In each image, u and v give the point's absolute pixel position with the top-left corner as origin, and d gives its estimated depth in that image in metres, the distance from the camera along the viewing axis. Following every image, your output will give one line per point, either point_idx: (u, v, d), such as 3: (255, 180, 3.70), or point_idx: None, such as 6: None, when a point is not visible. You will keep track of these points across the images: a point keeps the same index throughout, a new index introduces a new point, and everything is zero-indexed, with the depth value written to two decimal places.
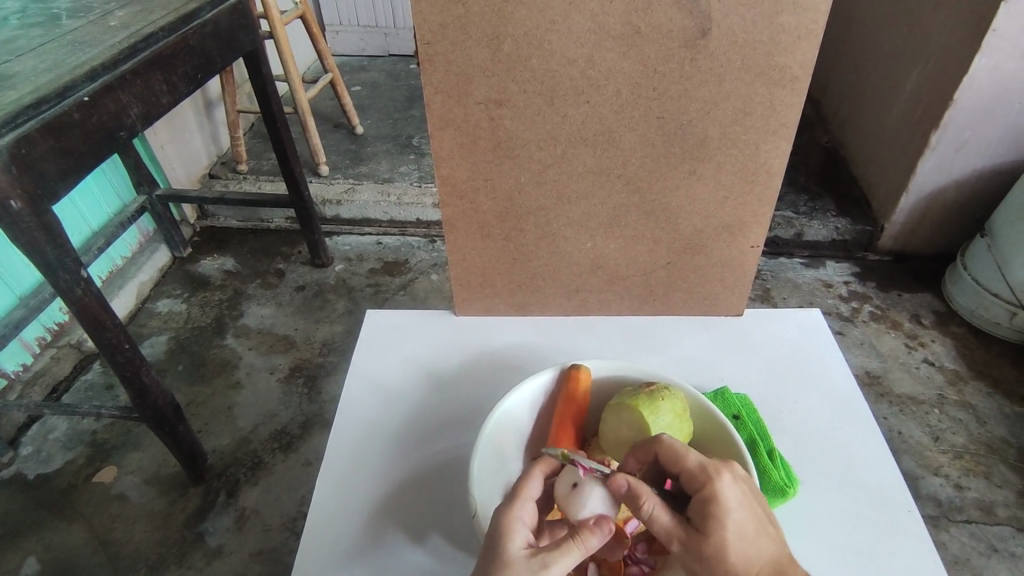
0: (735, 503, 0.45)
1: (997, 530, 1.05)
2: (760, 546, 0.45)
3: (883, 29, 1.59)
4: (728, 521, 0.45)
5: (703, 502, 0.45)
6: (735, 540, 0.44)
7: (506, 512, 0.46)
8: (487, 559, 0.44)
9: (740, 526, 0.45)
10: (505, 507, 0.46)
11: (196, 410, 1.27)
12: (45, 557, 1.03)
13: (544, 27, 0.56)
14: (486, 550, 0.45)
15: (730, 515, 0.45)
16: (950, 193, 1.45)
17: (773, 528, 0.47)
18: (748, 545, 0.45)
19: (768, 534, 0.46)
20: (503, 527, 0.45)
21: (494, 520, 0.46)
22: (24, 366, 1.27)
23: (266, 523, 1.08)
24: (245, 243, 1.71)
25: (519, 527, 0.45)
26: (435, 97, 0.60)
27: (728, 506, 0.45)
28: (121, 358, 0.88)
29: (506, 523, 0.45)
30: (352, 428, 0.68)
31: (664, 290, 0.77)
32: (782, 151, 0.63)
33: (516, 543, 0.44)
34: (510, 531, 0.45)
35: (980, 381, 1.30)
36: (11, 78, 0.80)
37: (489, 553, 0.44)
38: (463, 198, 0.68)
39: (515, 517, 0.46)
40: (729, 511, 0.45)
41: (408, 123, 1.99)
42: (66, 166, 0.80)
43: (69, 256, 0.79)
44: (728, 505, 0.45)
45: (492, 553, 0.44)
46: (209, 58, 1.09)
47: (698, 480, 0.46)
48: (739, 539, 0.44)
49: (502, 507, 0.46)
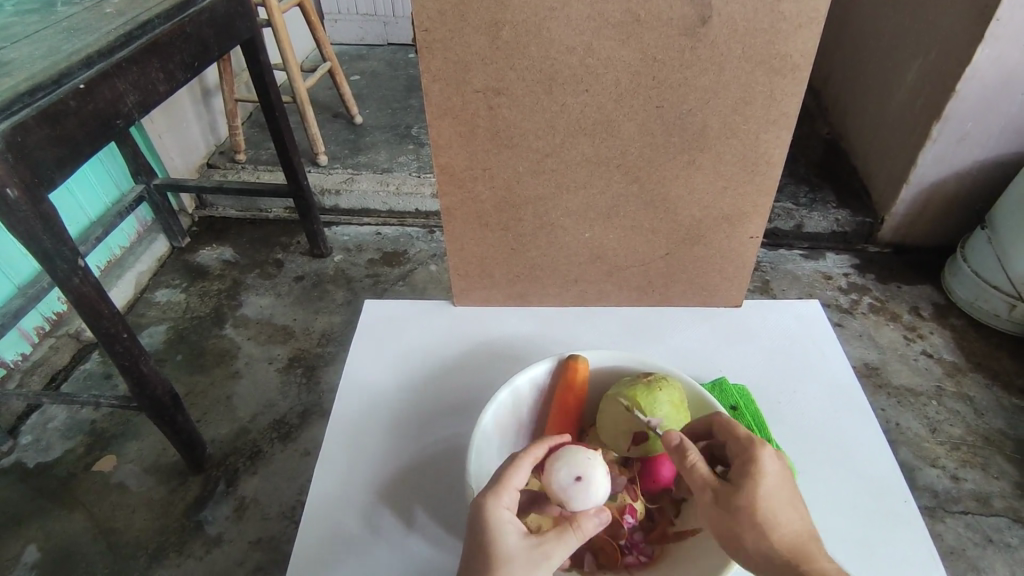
0: (773, 472, 0.47)
1: (993, 521, 1.06)
2: (792, 518, 0.46)
3: (886, 20, 1.58)
4: (765, 482, 0.46)
5: (743, 465, 0.47)
6: (767, 499, 0.45)
7: (492, 504, 0.45)
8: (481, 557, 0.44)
9: (775, 493, 0.46)
10: (490, 499, 0.46)
11: (195, 399, 1.27)
12: (45, 546, 1.03)
13: (542, 15, 0.55)
14: (473, 539, 0.45)
15: (769, 480, 0.46)
16: (951, 185, 1.44)
17: (804, 508, 0.47)
18: (783, 510, 0.45)
19: (802, 515, 0.46)
20: (492, 528, 0.44)
21: (479, 513, 0.45)
22: (23, 355, 1.26)
23: (265, 512, 1.09)
24: (243, 232, 1.71)
25: (507, 517, 0.45)
26: (433, 85, 0.60)
27: (765, 471, 0.47)
28: (119, 347, 0.88)
29: (495, 524, 0.44)
30: (352, 416, 0.68)
31: (662, 281, 0.77)
32: (782, 140, 0.62)
33: (510, 533, 0.44)
34: (501, 522, 0.45)
35: (979, 373, 1.30)
36: (6, 65, 0.80)
37: (479, 546, 0.44)
38: (461, 187, 0.68)
39: (503, 506, 0.46)
40: (766, 475, 0.46)
41: (407, 113, 1.98)
42: (62, 155, 0.79)
43: (66, 245, 0.79)
44: (768, 468, 0.47)
45: (481, 546, 0.44)
46: (206, 47, 1.08)
47: (743, 446, 0.49)
48: (770, 503, 0.45)
49: (490, 499, 0.45)
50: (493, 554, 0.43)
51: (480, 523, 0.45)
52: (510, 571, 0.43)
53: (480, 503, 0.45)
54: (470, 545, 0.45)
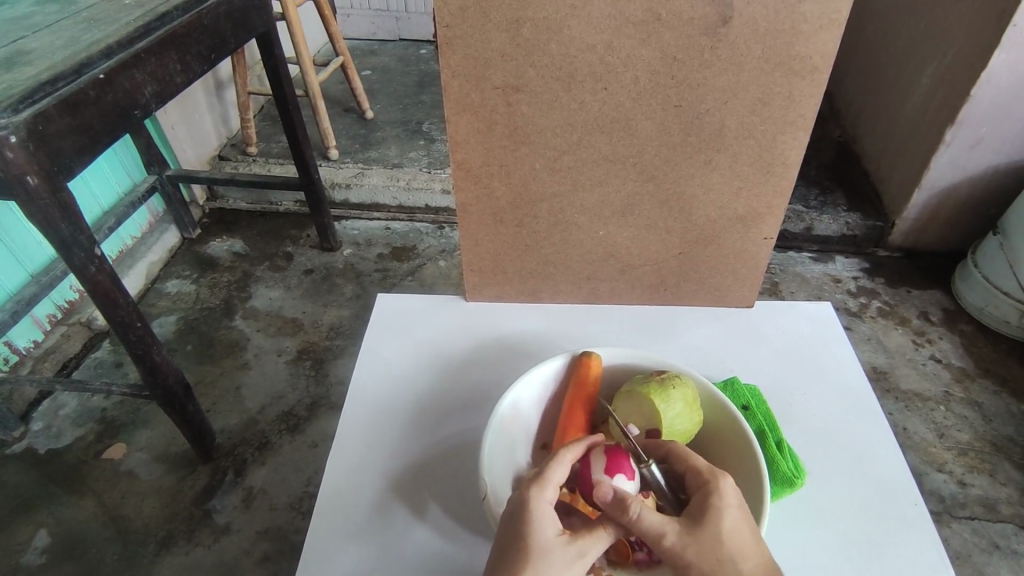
0: (735, 502, 0.47)
1: (999, 527, 1.06)
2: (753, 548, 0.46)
3: (902, 23, 1.57)
4: (724, 516, 0.46)
5: (701, 500, 0.47)
6: (731, 532, 0.45)
7: (535, 494, 0.47)
8: (516, 544, 0.45)
9: (740, 525, 0.46)
10: (534, 490, 0.47)
11: (206, 389, 1.28)
12: (56, 531, 1.04)
13: (565, 12, 0.55)
14: (512, 526, 0.46)
15: (728, 514, 0.46)
16: (963, 190, 1.44)
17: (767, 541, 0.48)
18: (747, 543, 0.45)
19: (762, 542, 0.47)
20: (531, 517, 0.46)
21: (521, 503, 0.47)
22: (35, 342, 1.27)
23: (273, 502, 1.10)
24: (254, 225, 1.72)
25: (549, 510, 0.47)
26: (452, 80, 0.60)
27: (728, 502, 0.46)
28: (133, 335, 0.89)
29: (535, 512, 0.46)
30: (365, 408, 0.68)
31: (675, 281, 0.78)
32: (799, 142, 0.63)
33: (547, 526, 0.46)
34: (541, 512, 0.46)
35: (987, 379, 1.29)
36: (28, 55, 0.82)
37: (519, 533, 0.45)
38: (477, 183, 0.68)
39: (547, 500, 0.47)
40: (726, 509, 0.46)
41: (418, 109, 1.98)
42: (82, 144, 0.80)
43: (83, 234, 0.79)
44: (729, 502, 0.46)
45: (520, 538, 0.45)
46: (223, 39, 1.08)
47: (702, 478, 0.48)
48: (738, 535, 0.45)
49: (533, 492, 0.47)
50: (532, 545, 0.45)
51: (523, 515, 0.46)
52: (543, 560, 0.44)
53: (524, 493, 0.47)
54: (509, 535, 0.46)
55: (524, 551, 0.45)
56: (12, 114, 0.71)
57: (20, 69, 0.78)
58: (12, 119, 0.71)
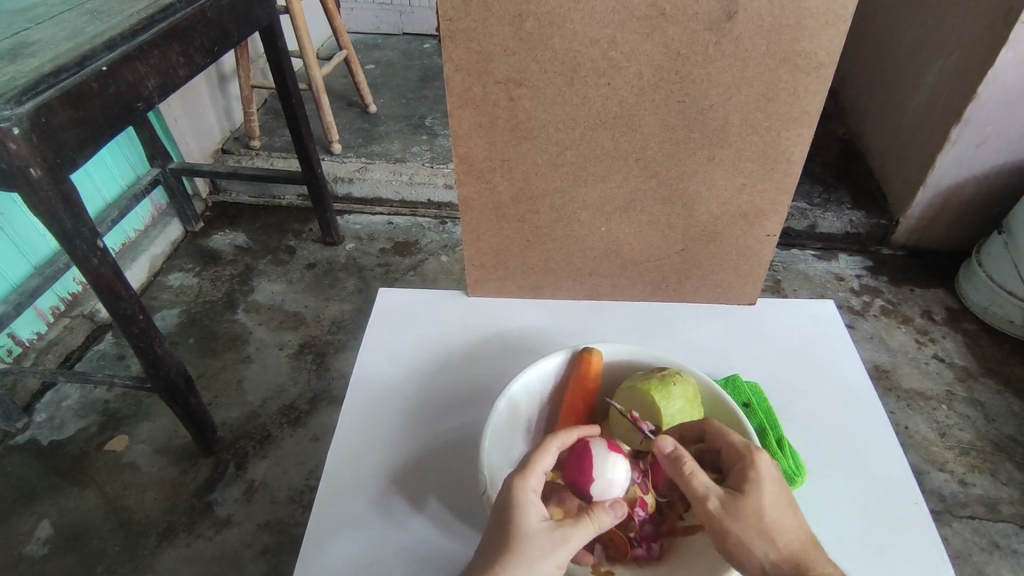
0: (773, 478, 0.48)
1: (1000, 527, 1.06)
2: (792, 523, 0.47)
3: (910, 18, 1.55)
4: (764, 490, 0.47)
5: (742, 474, 0.48)
6: (769, 506, 0.46)
7: (518, 483, 0.47)
8: (499, 530, 0.46)
9: (777, 500, 0.47)
10: (518, 479, 0.48)
11: (207, 383, 1.28)
12: (58, 523, 1.05)
13: (568, 7, 0.55)
14: (498, 512, 0.47)
15: (768, 487, 0.47)
16: (969, 188, 1.43)
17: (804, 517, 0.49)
18: (782, 518, 0.46)
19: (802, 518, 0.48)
20: (514, 502, 0.46)
21: (505, 490, 0.47)
22: (39, 334, 1.28)
23: (274, 495, 1.10)
24: (257, 219, 1.72)
25: (532, 497, 0.47)
26: (455, 74, 0.60)
27: (768, 478, 0.47)
28: (135, 328, 0.89)
29: (518, 498, 0.46)
30: (366, 403, 0.68)
31: (677, 278, 0.77)
32: (803, 139, 0.62)
33: (531, 512, 0.46)
34: (524, 499, 0.47)
35: (990, 379, 1.29)
36: (31, 46, 0.82)
37: (503, 519, 0.46)
38: (480, 178, 0.68)
39: (530, 488, 0.47)
40: (767, 482, 0.47)
41: (421, 103, 1.98)
42: (84, 136, 0.80)
43: (85, 225, 0.80)
44: (767, 476, 0.47)
45: (507, 524, 0.45)
46: (226, 32, 1.08)
47: (739, 452, 0.49)
48: (774, 510, 0.46)
49: (516, 480, 0.47)
50: (515, 530, 0.45)
51: (509, 502, 0.46)
52: (525, 543, 0.44)
53: (508, 482, 0.48)
54: (495, 522, 0.46)
55: (507, 535, 0.45)
56: (15, 106, 0.71)
57: (24, 61, 0.78)
58: (15, 111, 0.71)
